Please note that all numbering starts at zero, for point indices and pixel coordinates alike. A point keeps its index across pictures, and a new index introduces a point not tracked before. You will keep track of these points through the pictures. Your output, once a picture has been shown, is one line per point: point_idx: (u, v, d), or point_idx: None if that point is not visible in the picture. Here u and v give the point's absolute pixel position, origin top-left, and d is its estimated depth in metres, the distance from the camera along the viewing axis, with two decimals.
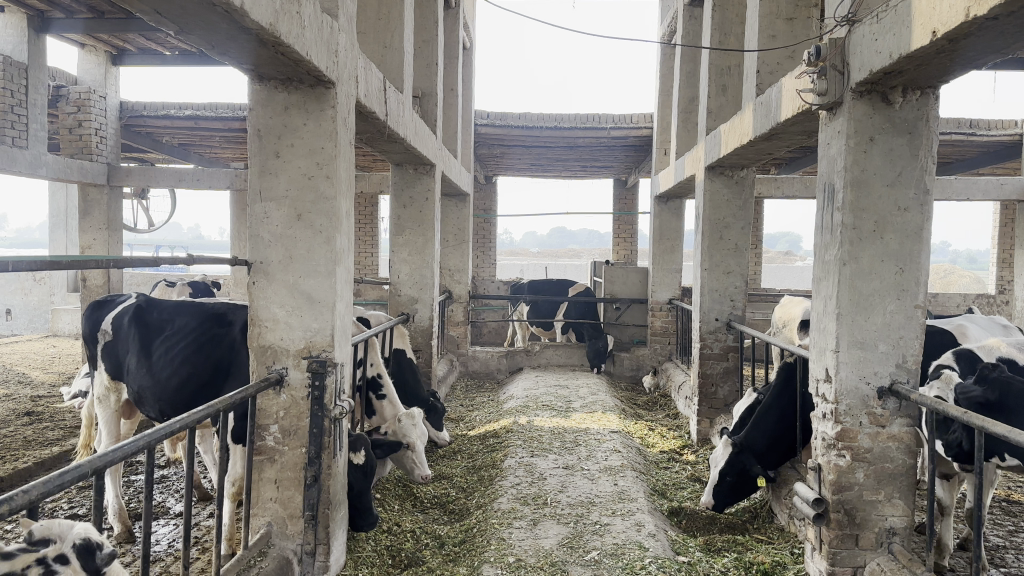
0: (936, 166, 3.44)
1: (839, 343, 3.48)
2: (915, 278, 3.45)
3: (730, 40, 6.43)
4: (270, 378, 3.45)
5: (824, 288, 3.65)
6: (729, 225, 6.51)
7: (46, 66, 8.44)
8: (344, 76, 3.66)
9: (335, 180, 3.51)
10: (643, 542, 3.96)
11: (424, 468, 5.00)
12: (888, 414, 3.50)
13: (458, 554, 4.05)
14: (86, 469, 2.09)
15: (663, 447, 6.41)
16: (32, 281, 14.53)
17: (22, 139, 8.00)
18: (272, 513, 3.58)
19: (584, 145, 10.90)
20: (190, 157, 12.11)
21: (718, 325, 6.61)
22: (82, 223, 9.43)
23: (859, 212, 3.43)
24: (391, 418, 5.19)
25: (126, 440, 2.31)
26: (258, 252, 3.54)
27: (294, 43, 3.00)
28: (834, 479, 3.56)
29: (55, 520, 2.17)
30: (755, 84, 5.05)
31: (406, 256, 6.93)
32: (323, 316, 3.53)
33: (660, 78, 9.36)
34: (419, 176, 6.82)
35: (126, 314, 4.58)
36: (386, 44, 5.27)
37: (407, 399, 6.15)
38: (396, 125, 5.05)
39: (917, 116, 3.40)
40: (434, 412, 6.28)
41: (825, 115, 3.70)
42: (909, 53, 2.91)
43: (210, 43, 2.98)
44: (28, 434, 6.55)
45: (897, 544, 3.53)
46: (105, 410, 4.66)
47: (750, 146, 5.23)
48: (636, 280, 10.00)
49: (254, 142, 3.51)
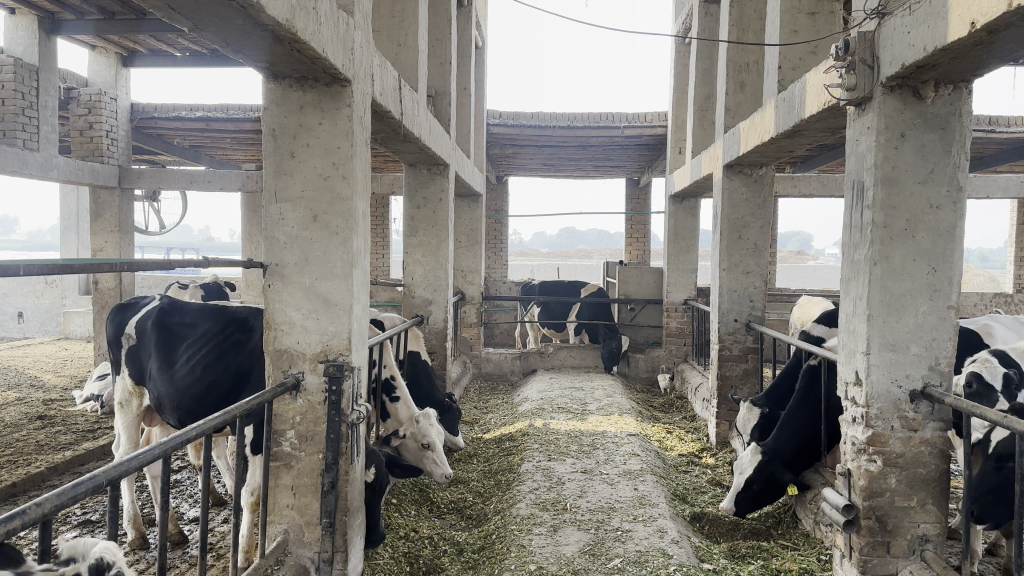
0: (969, 162, 3.33)
1: (870, 345, 3.38)
2: (948, 279, 3.34)
3: (748, 36, 6.33)
4: (287, 383, 3.39)
5: (853, 288, 3.54)
6: (749, 224, 6.40)
7: (57, 69, 8.43)
8: (360, 74, 3.59)
9: (352, 180, 3.45)
10: (667, 549, 3.87)
11: (446, 468, 4.92)
12: (921, 418, 3.39)
13: (477, 562, 3.98)
14: (101, 480, 2.04)
15: (681, 450, 6.32)
16: (44, 284, 14.58)
17: (34, 142, 8.01)
18: (289, 520, 3.52)
19: (597, 144, 10.80)
20: (202, 159, 12.10)
21: (737, 326, 6.52)
22: (94, 225, 9.45)
23: (890, 210, 3.33)
24: (406, 422, 5.08)
25: (143, 449, 2.26)
26: (273, 254, 3.48)
27: (310, 40, 2.94)
28: (865, 485, 3.45)
29: (81, 541, 2.16)
30: (776, 80, 4.94)
31: (420, 257, 6.85)
32: (340, 319, 3.46)
33: (674, 76, 9.26)
34: (432, 177, 6.75)
35: (150, 318, 4.54)
36: (400, 43, 5.20)
37: (421, 402, 6.08)
38: (410, 124, 4.98)
39: (950, 111, 3.29)
40: (449, 415, 6.19)
41: (853, 110, 3.59)
42: (946, 45, 2.81)
43: (224, 40, 2.92)
44: (41, 438, 6.53)
45: (930, 552, 3.41)
46: (126, 415, 4.61)
47: (772, 143, 5.13)
48: (650, 280, 9.90)
49: (269, 142, 3.45)
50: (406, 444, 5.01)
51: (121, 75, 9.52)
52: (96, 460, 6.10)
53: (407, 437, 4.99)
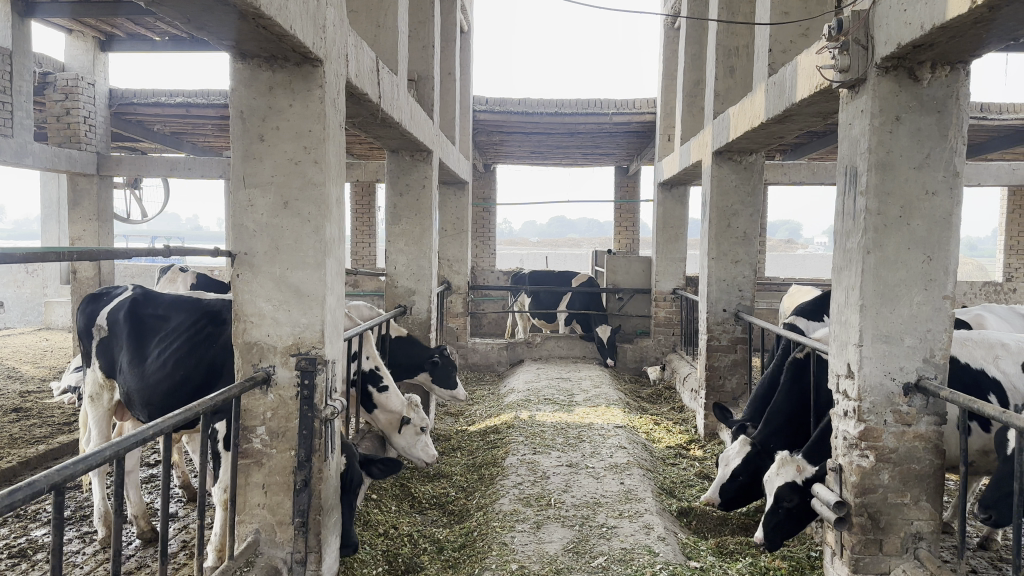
0: (966, 147, 3.21)
1: (862, 337, 3.26)
2: (943, 268, 3.23)
3: (739, 19, 6.17)
4: (256, 378, 3.24)
5: (845, 278, 3.42)
6: (738, 212, 6.29)
7: (32, 52, 8.16)
8: (333, 53, 3.42)
9: (324, 165, 3.29)
10: (653, 547, 3.76)
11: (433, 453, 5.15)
12: (915, 412, 3.28)
13: (458, 561, 3.85)
14: (42, 485, 1.90)
15: (668, 442, 6.22)
16: (24, 273, 14.35)
17: (7, 127, 7.77)
18: (260, 520, 3.38)
19: (585, 131, 10.65)
20: (183, 146, 11.86)
21: (726, 316, 6.42)
22: (71, 214, 9.21)
23: (884, 196, 3.21)
24: (401, 409, 5.04)
25: (92, 450, 2.12)
26: (242, 243, 3.32)
27: (275, 15, 2.77)
28: (856, 481, 3.34)
29: None
30: (767, 63, 4.79)
31: (403, 246, 6.68)
32: (312, 311, 3.32)
33: (664, 61, 9.12)
34: (415, 164, 6.58)
35: (123, 308, 4.37)
36: (379, 24, 5.02)
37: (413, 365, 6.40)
38: (390, 109, 4.80)
39: (947, 94, 3.17)
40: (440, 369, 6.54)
41: (846, 93, 3.45)
42: (945, 23, 2.68)
43: (185, 16, 2.75)
44: (14, 431, 6.35)
45: (923, 550, 3.31)
46: (97, 409, 4.45)
47: (761, 129, 5.01)
48: (638, 270, 9.82)
49: (237, 124, 3.29)
50: (406, 429, 5.09)
51: (99, 60, 9.28)
52: (70, 455, 5.92)
53: (411, 423, 5.07)
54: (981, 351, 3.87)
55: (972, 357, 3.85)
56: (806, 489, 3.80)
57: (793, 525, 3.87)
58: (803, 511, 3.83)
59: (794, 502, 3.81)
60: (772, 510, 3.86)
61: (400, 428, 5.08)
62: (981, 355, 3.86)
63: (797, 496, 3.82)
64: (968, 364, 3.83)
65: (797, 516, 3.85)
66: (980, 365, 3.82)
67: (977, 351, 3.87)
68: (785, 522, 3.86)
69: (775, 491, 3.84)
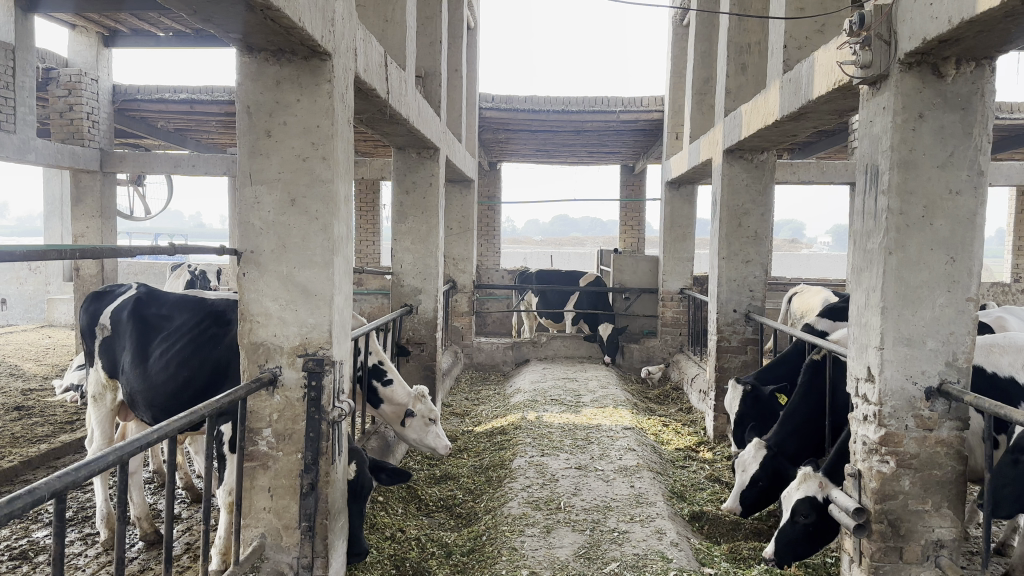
0: (991, 146, 3.13)
1: (883, 340, 3.18)
2: (967, 269, 3.14)
3: (751, 16, 6.09)
4: (262, 379, 3.17)
5: (865, 279, 3.34)
6: (749, 211, 6.19)
7: (35, 47, 8.06)
8: (341, 47, 3.34)
9: (332, 161, 3.21)
10: (665, 552, 3.68)
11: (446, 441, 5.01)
12: (937, 416, 3.20)
13: (467, 565, 3.78)
14: (42, 493, 1.82)
15: (678, 444, 6.15)
16: (27, 270, 14.32)
17: (10, 124, 7.70)
18: (266, 523, 3.31)
19: (592, 129, 10.55)
20: (187, 142, 11.80)
21: (736, 317, 6.34)
22: (74, 211, 9.14)
23: (907, 195, 3.12)
24: (407, 401, 4.94)
25: (95, 456, 2.05)
26: (247, 241, 3.24)
27: (284, 7, 2.69)
28: (876, 487, 3.26)
29: None
30: (781, 60, 4.70)
31: (410, 244, 6.60)
32: (319, 311, 3.24)
33: (672, 59, 9.04)
34: (422, 161, 6.52)
35: (126, 308, 4.30)
36: (387, 19, 4.94)
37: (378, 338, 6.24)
38: (398, 105, 4.72)
39: (971, 90, 3.08)
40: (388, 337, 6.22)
41: (866, 90, 3.38)
42: (973, 17, 2.59)
43: (191, 7, 2.68)
44: (17, 430, 6.27)
45: (945, 558, 3.23)
46: (100, 410, 4.37)
47: (775, 126, 4.92)
48: (645, 270, 9.73)
49: (243, 119, 3.21)
50: (413, 421, 4.97)
51: (102, 55, 9.21)
52: (72, 455, 5.86)
53: (417, 415, 4.96)
54: (1010, 358, 3.77)
55: (999, 366, 3.77)
56: (824, 508, 3.69)
57: (805, 545, 3.74)
58: (818, 529, 3.72)
59: (809, 518, 3.71)
60: (786, 525, 3.75)
61: (405, 420, 4.97)
62: (1009, 362, 3.76)
63: (814, 514, 3.72)
64: (992, 373, 3.78)
65: (811, 537, 3.73)
66: (1008, 373, 3.73)
67: (1008, 359, 3.77)
68: (795, 539, 3.73)
69: (792, 504, 3.74)
